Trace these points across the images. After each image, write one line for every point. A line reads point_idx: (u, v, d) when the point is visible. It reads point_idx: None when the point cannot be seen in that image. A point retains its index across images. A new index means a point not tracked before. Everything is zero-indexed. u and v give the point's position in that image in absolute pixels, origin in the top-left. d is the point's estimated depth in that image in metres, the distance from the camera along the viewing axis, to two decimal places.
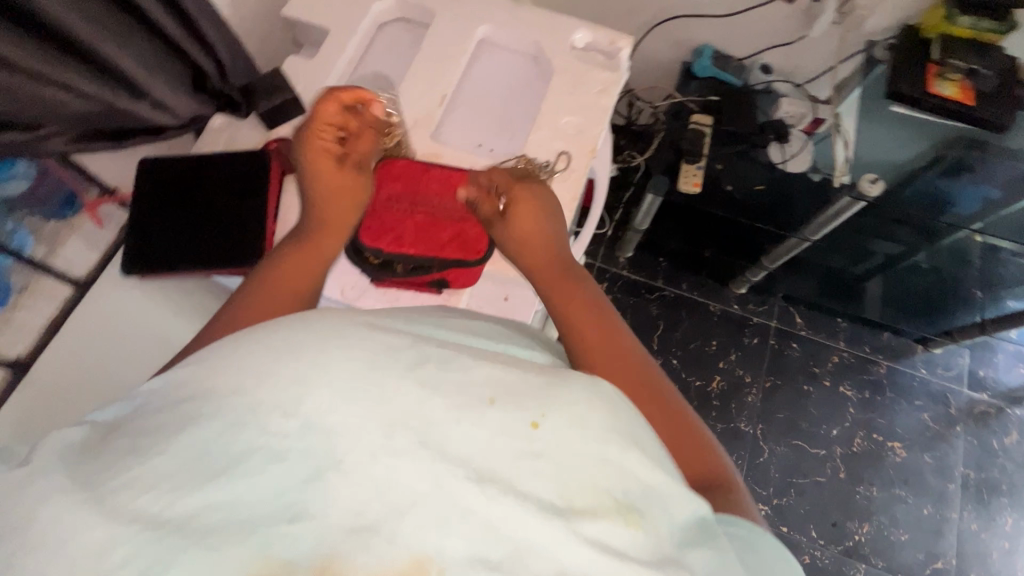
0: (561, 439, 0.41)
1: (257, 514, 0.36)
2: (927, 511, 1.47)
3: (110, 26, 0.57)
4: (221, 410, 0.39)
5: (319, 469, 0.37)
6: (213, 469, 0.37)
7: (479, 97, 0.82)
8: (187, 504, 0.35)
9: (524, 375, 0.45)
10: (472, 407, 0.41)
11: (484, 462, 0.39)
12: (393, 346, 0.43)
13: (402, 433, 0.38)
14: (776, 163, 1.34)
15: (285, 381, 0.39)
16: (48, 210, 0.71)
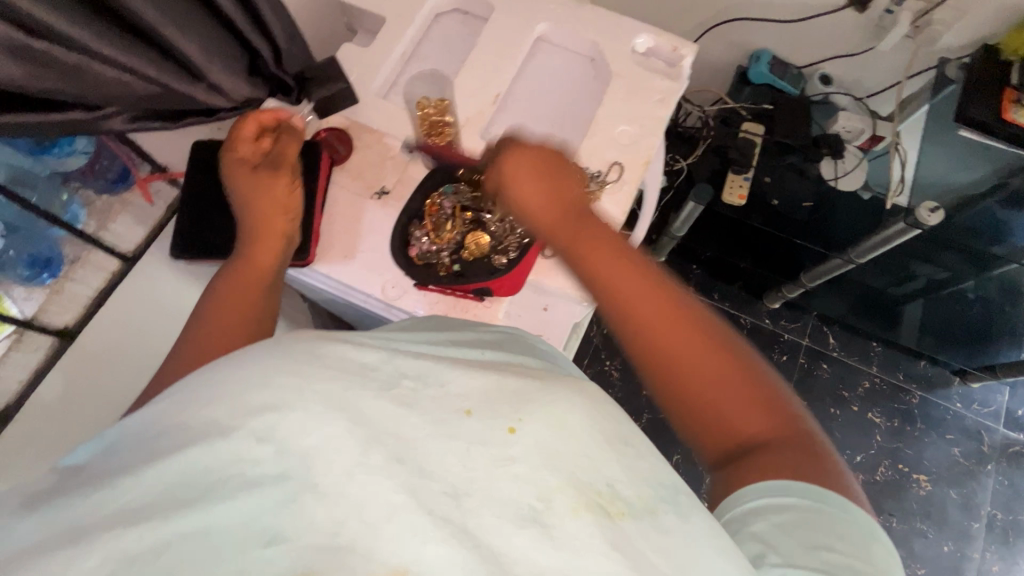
0: (540, 445, 0.37)
1: (225, 541, 0.32)
2: (948, 548, 1.43)
3: (175, 9, 0.57)
4: (198, 433, 0.35)
5: (294, 492, 0.33)
6: (186, 499, 0.33)
7: (531, 98, 0.80)
8: (156, 535, 0.32)
9: (504, 383, 0.42)
10: (447, 419, 0.38)
11: (459, 474, 0.36)
12: (372, 365, 0.40)
13: (378, 451, 0.35)
14: (827, 180, 1.30)
15: (256, 405, 0.36)
16: (101, 183, 0.73)
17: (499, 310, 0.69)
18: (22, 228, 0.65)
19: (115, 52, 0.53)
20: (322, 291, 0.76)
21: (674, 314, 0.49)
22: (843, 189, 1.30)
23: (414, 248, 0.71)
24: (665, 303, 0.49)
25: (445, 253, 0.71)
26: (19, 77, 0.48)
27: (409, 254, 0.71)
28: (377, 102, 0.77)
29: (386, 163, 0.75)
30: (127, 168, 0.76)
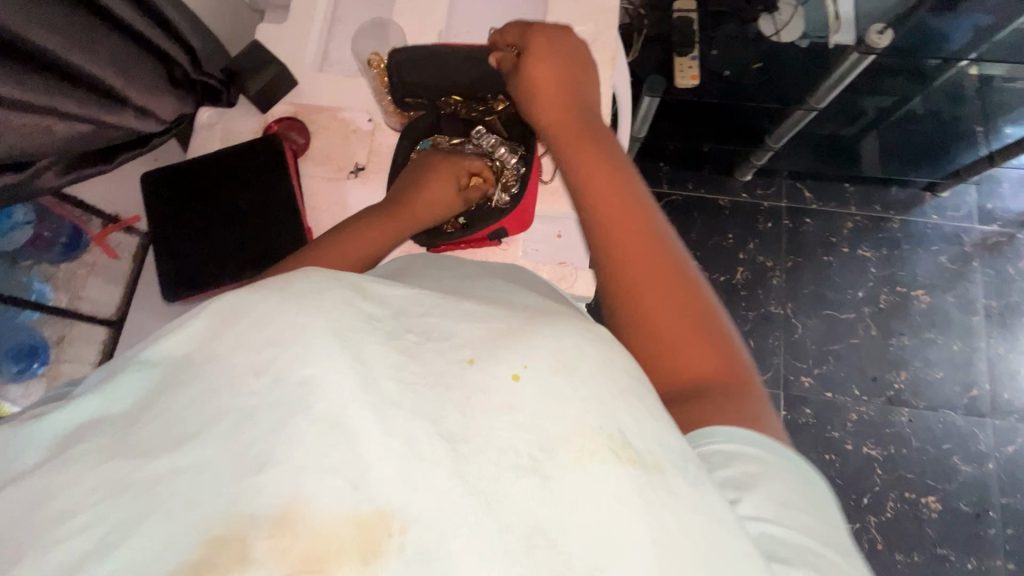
0: (545, 390, 0.36)
1: (215, 475, 0.31)
2: (957, 347, 1.53)
3: (81, 32, 0.50)
4: (192, 369, 0.34)
5: (287, 423, 0.32)
6: (177, 433, 0.32)
7: (475, 25, 0.75)
8: (140, 476, 0.31)
9: (512, 326, 0.40)
10: (448, 368, 0.36)
11: (457, 420, 0.34)
12: (378, 314, 0.37)
13: (376, 390, 0.34)
14: (769, 37, 1.31)
15: (256, 343, 0.34)
16: (57, 252, 0.67)
17: (518, 249, 0.69)
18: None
19: (32, 95, 0.47)
20: None
21: (632, 204, 0.56)
22: (784, 43, 1.30)
23: None
24: (634, 200, 0.56)
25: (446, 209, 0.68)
26: None
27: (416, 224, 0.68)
28: (317, 78, 0.72)
29: (351, 137, 0.70)
30: (77, 228, 0.69)
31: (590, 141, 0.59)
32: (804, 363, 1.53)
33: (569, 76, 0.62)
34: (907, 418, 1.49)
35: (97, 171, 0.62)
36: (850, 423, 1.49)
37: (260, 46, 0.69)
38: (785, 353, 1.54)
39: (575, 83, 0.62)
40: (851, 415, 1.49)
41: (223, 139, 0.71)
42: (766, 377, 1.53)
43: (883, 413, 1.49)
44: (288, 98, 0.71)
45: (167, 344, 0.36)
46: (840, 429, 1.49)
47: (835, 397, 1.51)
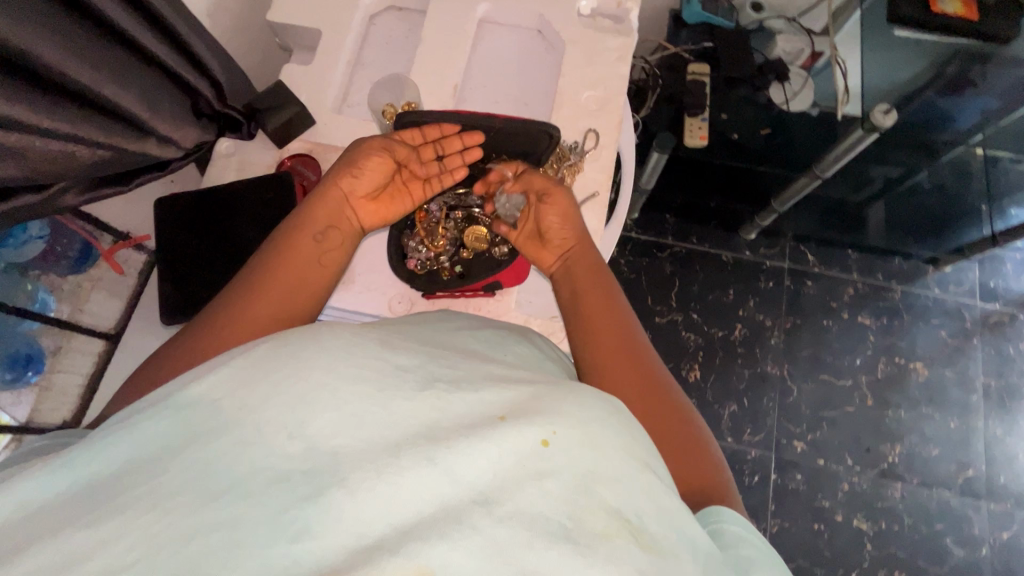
0: (573, 457, 0.40)
1: (254, 533, 0.34)
2: (954, 424, 1.51)
3: (116, 67, 0.53)
4: (226, 422, 0.38)
5: (323, 487, 0.36)
6: (214, 488, 0.36)
7: (490, 82, 0.79)
8: (185, 531, 0.34)
9: (534, 390, 0.45)
10: (484, 424, 0.41)
11: (493, 485, 0.38)
12: (401, 365, 0.43)
13: (411, 450, 0.38)
14: (777, 104, 1.32)
15: (288, 400, 0.39)
16: (65, 265, 0.68)
17: (511, 300, 0.70)
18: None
19: (65, 127, 0.49)
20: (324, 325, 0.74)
21: (620, 324, 0.60)
22: (793, 111, 1.33)
23: (412, 260, 0.70)
24: (622, 326, 0.60)
25: (444, 257, 0.71)
26: None
27: (411, 268, 0.69)
28: (335, 118, 0.75)
29: None
30: (87, 242, 0.70)
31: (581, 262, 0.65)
32: (798, 427, 1.52)
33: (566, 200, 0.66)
34: (900, 493, 1.46)
35: (113, 191, 0.63)
36: (841, 494, 1.46)
37: (282, 85, 0.72)
38: (779, 414, 1.53)
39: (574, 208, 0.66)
40: (843, 485, 1.47)
41: (239, 170, 0.73)
42: (759, 438, 1.51)
43: (875, 486, 1.47)
44: (306, 135, 0.73)
45: (196, 388, 0.40)
46: (830, 498, 1.46)
47: (827, 464, 1.49)
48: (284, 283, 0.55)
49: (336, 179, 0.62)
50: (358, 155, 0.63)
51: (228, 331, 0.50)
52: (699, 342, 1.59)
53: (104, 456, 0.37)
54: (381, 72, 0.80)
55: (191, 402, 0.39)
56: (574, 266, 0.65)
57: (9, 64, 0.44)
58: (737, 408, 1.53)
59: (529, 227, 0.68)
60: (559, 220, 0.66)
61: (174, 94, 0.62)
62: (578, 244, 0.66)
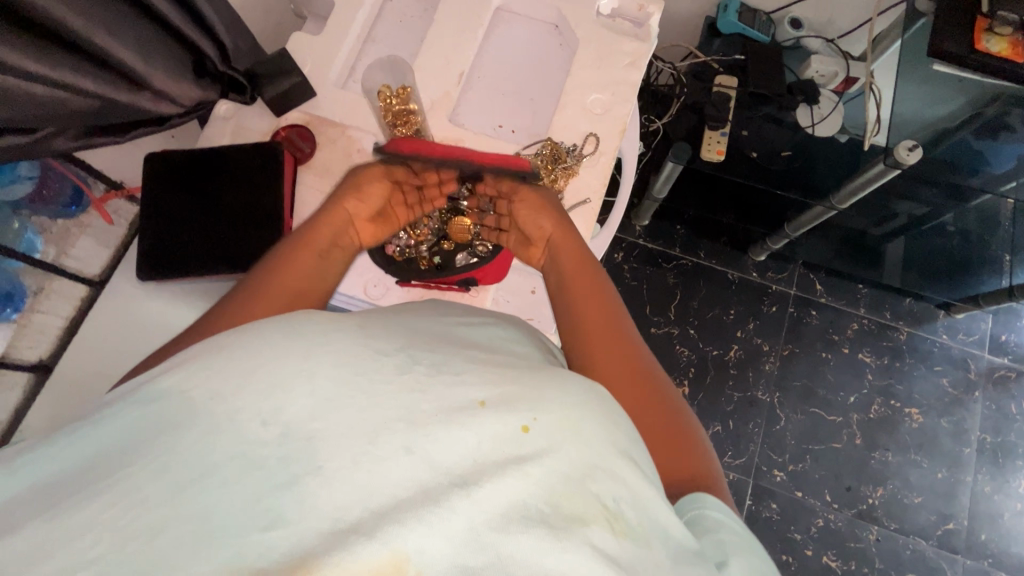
0: (552, 446, 0.39)
1: (226, 524, 0.33)
2: (941, 475, 1.48)
3: (107, 18, 0.52)
4: (195, 413, 0.37)
5: (299, 473, 0.35)
6: (180, 480, 0.34)
7: (498, 73, 0.77)
8: (153, 524, 0.33)
9: (517, 373, 0.45)
10: (462, 411, 0.40)
11: (470, 470, 0.37)
12: (381, 350, 0.41)
13: (389, 438, 0.37)
14: (804, 127, 1.29)
15: (263, 386, 0.37)
16: (54, 208, 0.68)
17: (486, 297, 0.70)
18: None
19: (51, 73, 0.49)
20: None
21: (608, 315, 0.58)
22: (819, 135, 1.29)
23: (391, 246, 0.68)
24: (617, 334, 0.57)
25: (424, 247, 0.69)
26: None
27: (388, 254, 0.68)
28: (337, 92, 0.74)
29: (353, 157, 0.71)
30: (79, 188, 0.71)
31: (569, 246, 0.62)
32: (780, 457, 1.49)
33: (558, 211, 0.64)
34: (875, 536, 1.44)
35: (107, 142, 0.64)
36: (814, 529, 1.44)
37: (287, 54, 0.72)
38: (762, 441, 1.51)
39: (558, 214, 0.63)
40: (817, 520, 1.45)
41: (234, 134, 0.72)
42: (739, 462, 1.49)
43: (850, 525, 1.45)
44: (304, 106, 0.72)
45: (165, 381, 0.38)
46: (802, 532, 1.44)
47: (803, 497, 1.47)
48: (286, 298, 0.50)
49: (341, 201, 0.59)
50: (361, 178, 0.60)
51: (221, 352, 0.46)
52: (692, 358, 1.57)
53: (79, 450, 0.36)
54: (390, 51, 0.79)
55: (161, 394, 0.38)
56: (571, 272, 0.61)
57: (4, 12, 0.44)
58: (720, 430, 1.52)
59: (523, 242, 0.65)
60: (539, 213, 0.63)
61: (172, 50, 0.62)
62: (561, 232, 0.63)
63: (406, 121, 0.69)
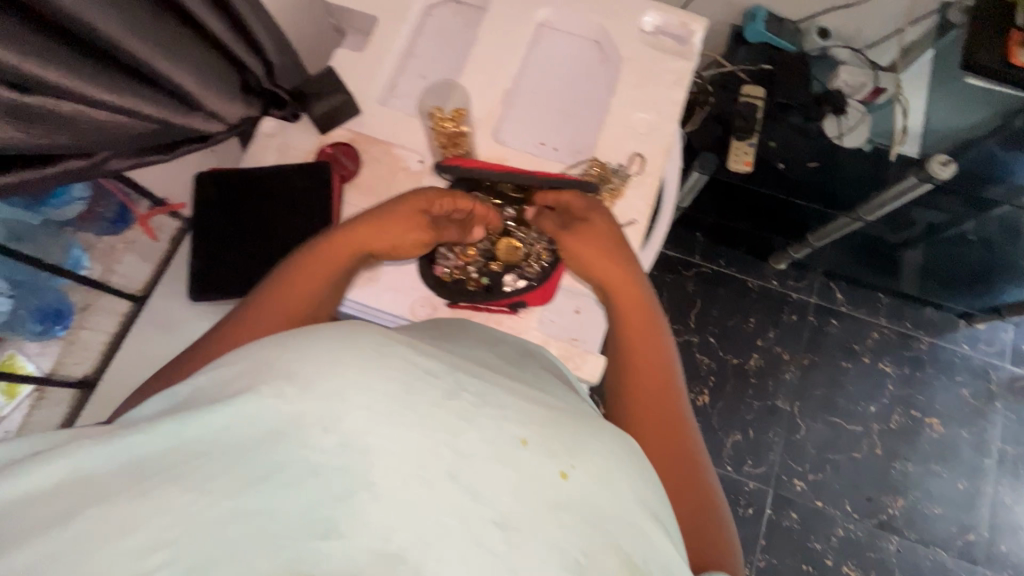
0: (590, 497, 0.38)
1: (283, 527, 0.34)
2: (962, 485, 1.48)
3: (168, 42, 0.52)
4: (264, 412, 0.36)
5: (353, 488, 0.35)
6: (249, 475, 0.35)
7: (539, 89, 0.77)
8: (222, 517, 0.34)
9: (559, 415, 0.44)
10: (505, 447, 0.39)
11: (511, 506, 0.37)
12: (430, 371, 0.41)
13: (434, 464, 0.37)
14: (832, 138, 1.28)
15: (324, 395, 0.37)
16: (99, 226, 0.69)
17: (532, 319, 0.67)
18: (24, 279, 0.64)
19: (117, 100, 0.49)
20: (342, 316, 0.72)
21: (654, 357, 0.59)
22: (846, 146, 1.28)
23: (439, 268, 0.66)
24: (659, 377, 0.58)
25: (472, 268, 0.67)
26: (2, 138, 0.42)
27: (436, 275, 0.66)
28: (380, 109, 0.74)
29: (398, 174, 0.71)
30: (125, 205, 0.71)
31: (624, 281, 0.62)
32: (800, 466, 1.50)
33: (620, 247, 0.63)
34: (895, 546, 1.44)
35: (155, 159, 0.63)
36: (834, 539, 1.45)
37: (333, 71, 0.72)
38: (782, 451, 1.51)
39: (620, 250, 0.63)
40: (837, 530, 1.45)
41: (279, 151, 0.72)
42: (759, 471, 1.49)
43: (870, 536, 1.45)
44: (349, 123, 0.73)
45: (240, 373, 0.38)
46: (822, 541, 1.44)
47: (823, 507, 1.47)
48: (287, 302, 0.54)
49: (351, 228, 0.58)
50: (386, 213, 0.59)
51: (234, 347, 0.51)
52: (712, 366, 1.57)
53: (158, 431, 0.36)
54: (431, 66, 0.79)
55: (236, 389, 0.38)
56: (624, 308, 0.62)
57: (68, 36, 0.43)
58: (740, 439, 1.52)
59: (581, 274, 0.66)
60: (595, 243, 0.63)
61: (224, 70, 0.62)
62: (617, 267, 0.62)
63: (454, 142, 0.69)
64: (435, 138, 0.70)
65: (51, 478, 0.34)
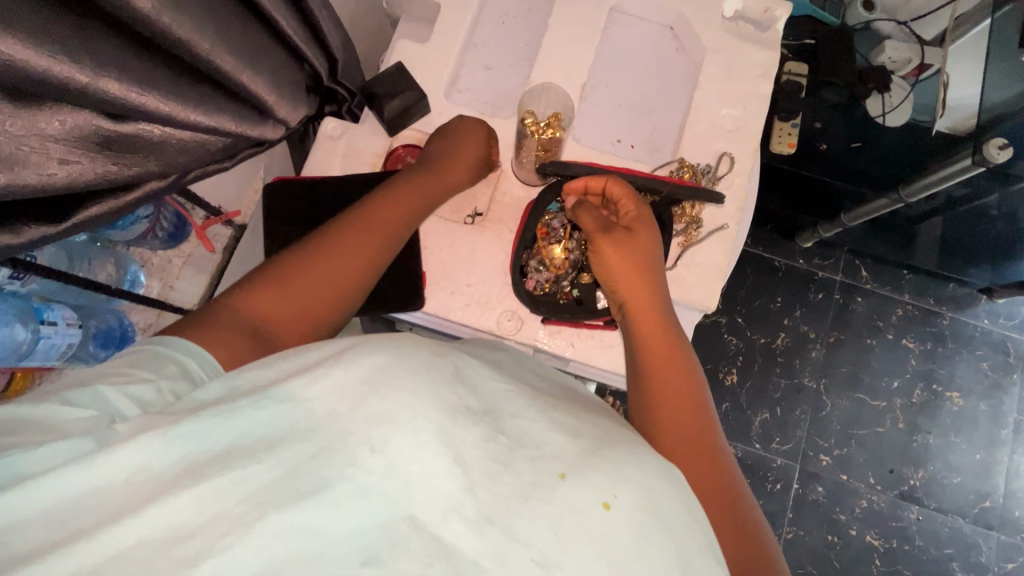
0: (634, 531, 0.34)
1: (329, 546, 0.31)
2: (978, 456, 1.50)
3: (251, 50, 0.46)
4: (314, 426, 0.35)
5: (394, 519, 0.32)
6: (300, 489, 0.32)
7: (613, 81, 0.72)
8: (267, 529, 0.31)
9: (592, 442, 0.39)
10: (539, 483, 0.35)
11: (551, 541, 0.33)
12: (468, 407, 0.38)
13: (473, 499, 0.33)
14: (874, 117, 1.25)
15: (370, 416, 0.35)
16: (155, 240, 0.65)
17: None
18: (83, 305, 0.60)
19: (205, 118, 0.43)
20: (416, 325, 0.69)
21: (677, 369, 0.52)
22: (889, 125, 1.24)
23: (530, 281, 0.63)
24: (691, 402, 0.51)
25: (564, 280, 0.64)
26: (99, 174, 0.38)
27: (529, 290, 0.63)
28: (450, 107, 0.69)
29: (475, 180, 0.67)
30: (180, 215, 0.66)
31: (646, 286, 0.57)
32: (826, 442, 1.49)
33: (653, 258, 0.58)
34: (916, 515, 1.45)
35: (215, 170, 0.56)
36: (858, 509, 1.45)
37: (400, 67, 0.66)
38: (808, 428, 1.49)
39: (651, 262, 0.58)
40: (861, 502, 1.46)
41: (344, 155, 0.68)
42: (786, 448, 1.48)
43: (892, 506, 1.46)
44: (418, 124, 0.68)
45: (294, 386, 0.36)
46: (847, 513, 1.45)
47: (848, 480, 1.47)
48: (353, 244, 0.53)
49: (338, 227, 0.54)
50: (462, 149, 0.64)
51: (312, 274, 0.50)
52: (740, 346, 1.53)
53: (216, 428, 0.34)
54: (496, 57, 0.74)
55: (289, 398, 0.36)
56: (643, 324, 0.55)
57: (162, 53, 0.38)
58: (768, 417, 1.49)
59: (603, 284, 0.60)
60: (627, 244, 0.58)
61: (295, 72, 0.57)
62: (636, 269, 0.57)
63: (547, 149, 0.66)
64: (525, 143, 0.66)
65: (104, 475, 0.32)
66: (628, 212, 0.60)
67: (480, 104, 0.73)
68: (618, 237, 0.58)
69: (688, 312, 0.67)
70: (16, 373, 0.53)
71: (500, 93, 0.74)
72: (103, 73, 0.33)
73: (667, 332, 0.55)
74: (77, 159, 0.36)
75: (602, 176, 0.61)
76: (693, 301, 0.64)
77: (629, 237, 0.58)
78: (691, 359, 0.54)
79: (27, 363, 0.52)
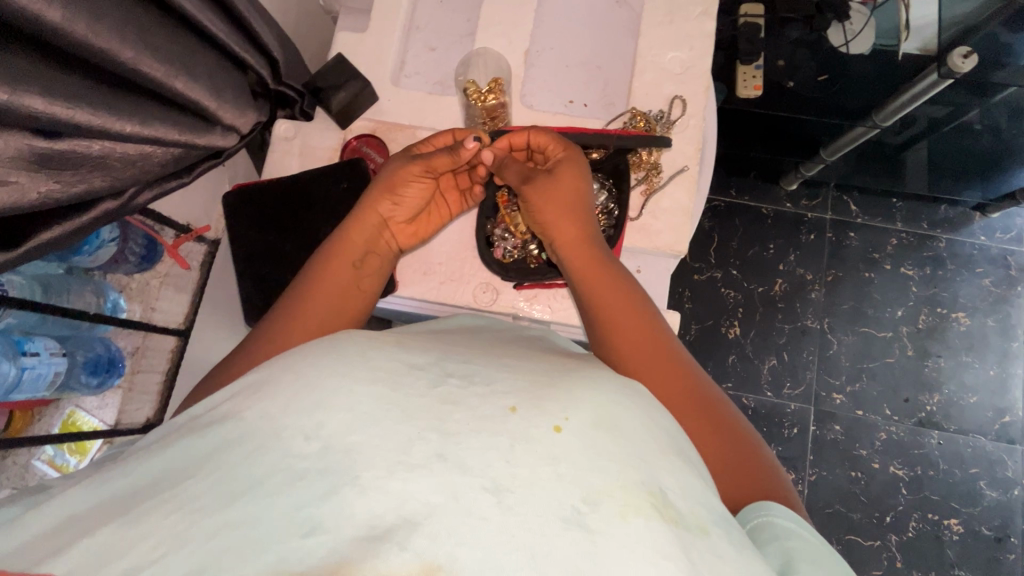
0: (588, 447, 0.33)
1: (267, 530, 0.29)
2: (993, 372, 1.45)
3: (185, 59, 0.46)
4: (247, 432, 0.33)
5: (334, 484, 0.30)
6: (233, 490, 0.31)
7: (556, 42, 0.72)
8: (199, 534, 0.29)
9: (546, 375, 0.39)
10: (490, 416, 0.33)
11: (502, 469, 0.31)
12: (415, 364, 0.37)
13: (422, 445, 0.32)
14: (838, 47, 1.22)
15: (304, 405, 0.33)
16: (129, 265, 0.66)
17: None
18: (69, 335, 0.61)
19: (143, 129, 0.44)
20: (395, 312, 0.71)
21: (632, 304, 0.53)
22: (852, 54, 1.22)
23: (499, 250, 0.66)
24: (651, 331, 0.52)
25: (531, 245, 0.65)
26: (42, 193, 0.39)
27: (498, 259, 0.65)
28: (398, 92, 0.69)
29: None
30: (151, 238, 0.68)
31: (585, 228, 0.57)
32: (837, 380, 1.45)
33: (584, 200, 0.59)
34: (937, 440, 1.42)
35: (175, 186, 0.57)
36: (878, 442, 1.42)
37: (344, 60, 0.67)
38: (817, 368, 1.46)
39: (581, 202, 0.58)
40: (880, 435, 1.42)
41: (301, 154, 0.69)
42: (798, 392, 1.45)
43: (912, 435, 1.42)
44: (368, 113, 0.69)
45: (224, 406, 0.36)
46: (868, 447, 1.42)
47: (865, 416, 1.43)
48: (324, 295, 0.53)
49: (320, 259, 0.55)
50: (397, 179, 0.58)
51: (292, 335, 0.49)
52: (739, 298, 1.49)
53: (147, 464, 0.34)
54: (439, 37, 0.74)
55: (219, 418, 0.35)
56: (583, 264, 0.56)
57: (83, 67, 0.38)
58: (776, 363, 1.46)
59: (540, 232, 0.60)
60: (563, 191, 0.58)
61: (238, 79, 0.57)
62: (573, 215, 0.57)
63: (492, 116, 0.67)
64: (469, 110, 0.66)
65: (35, 530, 0.32)
66: (555, 155, 0.60)
67: (429, 86, 0.74)
68: (544, 184, 0.58)
69: (662, 261, 0.67)
70: (15, 412, 0.57)
71: (448, 71, 0.74)
72: (22, 89, 0.33)
73: (608, 266, 0.56)
74: (16, 179, 0.37)
75: (525, 129, 0.61)
76: (664, 247, 0.65)
77: (562, 184, 0.58)
78: (640, 289, 0.55)
79: (16, 397, 0.54)
